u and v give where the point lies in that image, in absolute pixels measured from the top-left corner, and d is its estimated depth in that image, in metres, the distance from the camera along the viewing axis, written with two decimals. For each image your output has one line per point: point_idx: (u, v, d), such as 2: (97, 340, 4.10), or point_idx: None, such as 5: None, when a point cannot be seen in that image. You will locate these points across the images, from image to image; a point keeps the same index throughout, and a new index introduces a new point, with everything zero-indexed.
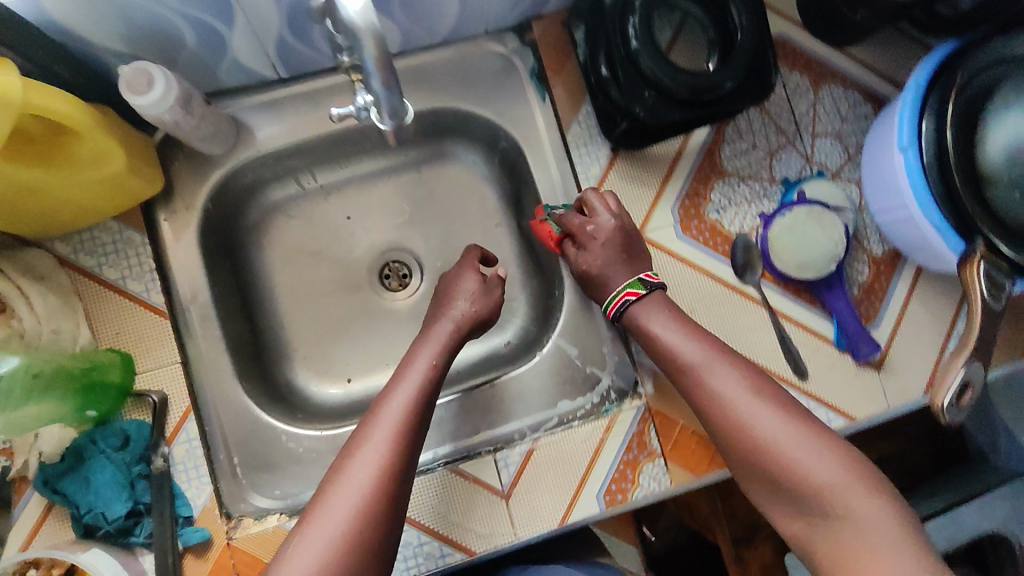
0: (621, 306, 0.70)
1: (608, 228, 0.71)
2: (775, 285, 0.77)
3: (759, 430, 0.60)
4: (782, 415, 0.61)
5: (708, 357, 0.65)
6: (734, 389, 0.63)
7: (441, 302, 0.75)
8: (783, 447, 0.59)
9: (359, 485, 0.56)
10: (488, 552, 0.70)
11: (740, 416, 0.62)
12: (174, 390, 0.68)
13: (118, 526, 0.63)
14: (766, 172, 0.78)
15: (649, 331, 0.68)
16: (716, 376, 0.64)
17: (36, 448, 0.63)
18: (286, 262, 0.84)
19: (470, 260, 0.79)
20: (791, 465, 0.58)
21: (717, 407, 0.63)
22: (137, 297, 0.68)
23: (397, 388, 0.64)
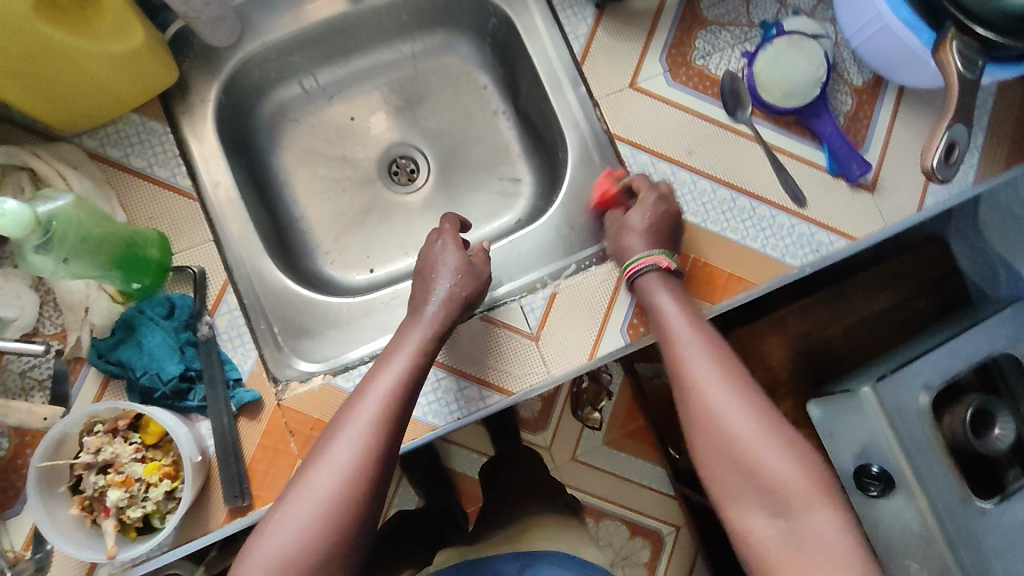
0: (640, 271, 0.71)
1: (657, 216, 0.74)
2: (765, 121, 0.80)
3: (723, 408, 0.61)
4: (750, 402, 0.62)
5: (697, 332, 0.67)
6: (689, 333, 0.67)
7: (425, 278, 0.72)
8: (718, 390, 0.62)
9: (334, 471, 0.56)
10: (524, 391, 0.74)
11: (688, 361, 0.65)
12: (211, 265, 0.71)
13: (173, 387, 0.67)
14: (745, 18, 0.82)
15: (649, 290, 0.71)
16: (688, 330, 0.67)
17: (87, 323, 0.67)
18: (299, 161, 0.89)
19: (450, 228, 0.76)
20: (717, 403, 0.62)
21: (679, 352, 0.66)
22: (164, 182, 0.71)
23: (382, 370, 0.63)
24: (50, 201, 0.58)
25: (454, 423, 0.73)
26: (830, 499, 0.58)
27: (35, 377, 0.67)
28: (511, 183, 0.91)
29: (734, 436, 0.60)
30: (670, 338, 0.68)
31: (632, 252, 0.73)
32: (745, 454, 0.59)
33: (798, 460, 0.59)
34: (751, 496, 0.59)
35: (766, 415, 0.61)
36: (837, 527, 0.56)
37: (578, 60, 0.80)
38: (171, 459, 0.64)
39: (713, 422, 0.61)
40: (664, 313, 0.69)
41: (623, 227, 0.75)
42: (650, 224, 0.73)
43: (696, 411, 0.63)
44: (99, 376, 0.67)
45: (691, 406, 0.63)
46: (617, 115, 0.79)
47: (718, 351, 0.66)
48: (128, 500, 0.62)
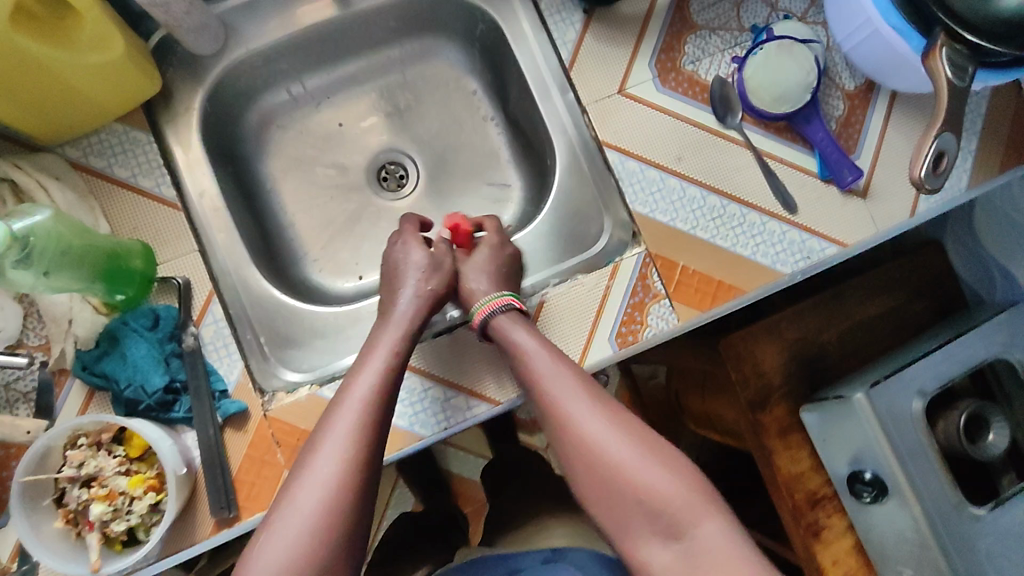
0: (494, 311, 0.70)
1: (498, 257, 0.75)
2: (756, 127, 0.80)
3: (597, 438, 0.60)
4: (621, 425, 0.61)
5: (561, 360, 0.66)
6: (551, 362, 0.65)
7: (393, 276, 0.74)
8: (592, 422, 0.60)
9: (324, 481, 0.55)
10: (512, 401, 0.74)
11: (558, 395, 0.63)
12: (196, 275, 0.70)
13: (158, 399, 0.66)
14: (735, 22, 0.81)
15: (505, 329, 0.68)
16: (550, 363, 0.64)
17: (71, 335, 0.67)
18: (288, 168, 0.89)
19: (411, 228, 0.78)
20: (589, 434, 0.60)
21: (545, 387, 0.64)
22: (148, 192, 0.71)
23: (359, 375, 0.63)
24: (28, 215, 0.57)
25: (439, 434, 0.73)
26: (720, 512, 0.57)
27: (19, 389, 0.66)
28: (501, 189, 0.91)
29: (616, 467, 0.58)
30: (528, 371, 0.65)
31: (478, 296, 0.72)
32: (621, 481, 0.58)
33: (679, 477, 0.58)
34: (643, 524, 0.57)
35: (637, 432, 0.60)
36: (732, 539, 0.55)
37: (566, 65, 0.80)
38: (156, 472, 0.63)
39: (592, 452, 0.59)
40: (520, 348, 0.67)
41: (462, 267, 0.75)
42: (491, 265, 0.74)
43: (573, 446, 0.61)
44: (84, 388, 0.67)
45: (567, 441, 0.61)
46: (605, 122, 0.78)
47: (582, 377, 0.64)
48: (112, 513, 0.61)
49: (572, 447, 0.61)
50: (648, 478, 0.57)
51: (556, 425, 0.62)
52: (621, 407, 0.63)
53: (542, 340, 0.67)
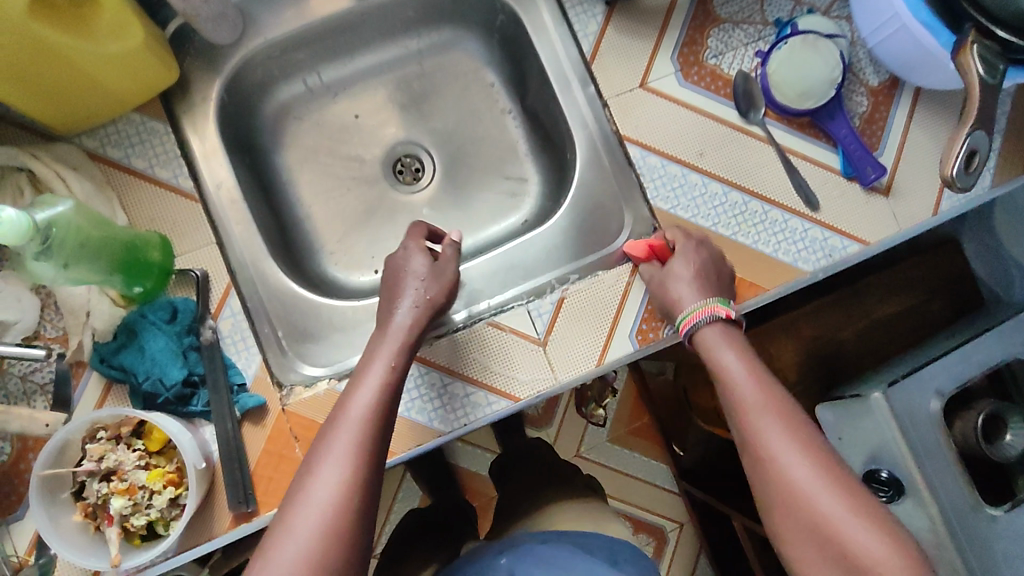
0: (698, 323, 0.69)
1: (695, 262, 0.72)
2: (779, 122, 0.79)
3: (800, 482, 0.57)
4: (830, 473, 0.58)
5: (767, 392, 0.63)
6: (764, 396, 0.63)
7: (392, 284, 0.71)
8: (797, 466, 0.58)
9: (321, 505, 0.53)
10: (532, 397, 0.74)
11: (761, 433, 0.61)
12: (213, 268, 0.70)
13: (176, 393, 0.66)
14: (759, 16, 0.80)
15: (709, 344, 0.68)
16: (759, 396, 0.62)
17: (88, 327, 0.66)
18: (303, 160, 0.88)
19: (416, 237, 0.75)
20: (794, 479, 0.58)
21: (749, 420, 0.62)
22: (165, 183, 0.70)
23: (355, 392, 0.61)
24: (50, 207, 0.57)
25: (459, 429, 0.73)
26: None
27: (37, 380, 0.66)
28: (518, 183, 0.90)
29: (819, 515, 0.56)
30: (736, 406, 0.64)
31: (682, 304, 0.71)
32: (830, 531, 0.55)
33: (881, 533, 0.55)
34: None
35: (841, 483, 0.57)
36: None
37: (587, 59, 0.79)
38: (175, 466, 0.63)
39: (794, 497, 0.57)
40: (728, 374, 0.65)
41: (663, 277, 0.72)
42: (702, 267, 0.72)
43: (775, 488, 0.59)
44: (101, 380, 0.67)
45: (770, 483, 0.59)
46: (627, 116, 0.77)
47: (791, 412, 0.62)
48: (132, 508, 0.60)
49: (777, 490, 0.59)
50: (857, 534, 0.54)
51: (754, 465, 0.61)
52: (831, 452, 0.59)
53: (755, 372, 0.65)
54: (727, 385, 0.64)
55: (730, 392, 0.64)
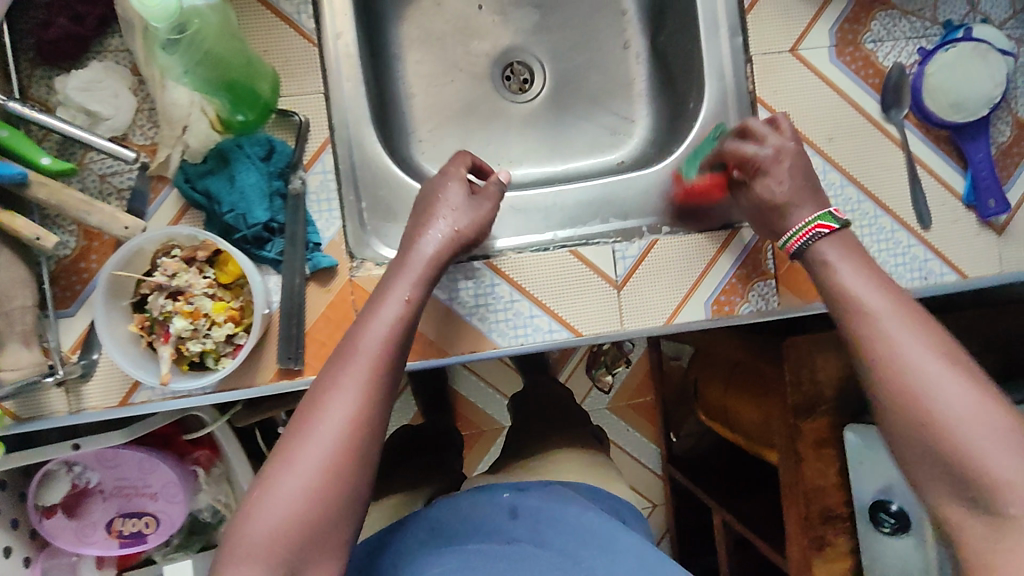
0: (809, 239, 0.59)
1: (801, 164, 0.63)
2: (917, 129, 0.75)
3: (929, 377, 0.47)
4: (957, 367, 0.47)
5: (888, 293, 0.52)
6: (909, 324, 0.50)
7: (423, 211, 0.62)
8: (928, 359, 0.48)
9: (325, 442, 0.48)
10: (593, 337, 0.73)
11: (909, 359, 0.48)
12: (315, 118, 0.67)
13: (255, 234, 0.64)
14: (930, 11, 0.75)
15: (827, 259, 0.57)
16: (886, 300, 0.52)
17: (181, 143, 0.63)
18: (414, 38, 0.84)
19: (458, 165, 0.66)
20: (949, 418, 0.46)
21: (872, 328, 0.51)
22: (285, 17, 0.66)
23: (370, 321, 0.53)
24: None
25: (516, 348, 0.72)
26: None
27: (113, 184, 0.64)
28: (624, 119, 0.86)
29: (923, 400, 0.47)
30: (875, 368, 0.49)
31: (790, 225, 0.62)
32: (950, 442, 0.45)
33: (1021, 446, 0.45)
34: (951, 487, 0.46)
35: (966, 364, 0.47)
36: None
37: (743, 6, 0.73)
38: (240, 304, 0.62)
39: (921, 395, 0.47)
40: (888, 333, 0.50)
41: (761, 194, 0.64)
42: (801, 171, 0.63)
43: (893, 394, 0.48)
44: (180, 200, 0.65)
45: (887, 378, 0.48)
46: (767, 78, 0.73)
47: (916, 307, 0.51)
48: (191, 332, 0.60)
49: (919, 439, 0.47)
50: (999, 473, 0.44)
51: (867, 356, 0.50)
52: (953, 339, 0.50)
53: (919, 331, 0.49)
54: (873, 346, 0.49)
55: (878, 345, 0.50)
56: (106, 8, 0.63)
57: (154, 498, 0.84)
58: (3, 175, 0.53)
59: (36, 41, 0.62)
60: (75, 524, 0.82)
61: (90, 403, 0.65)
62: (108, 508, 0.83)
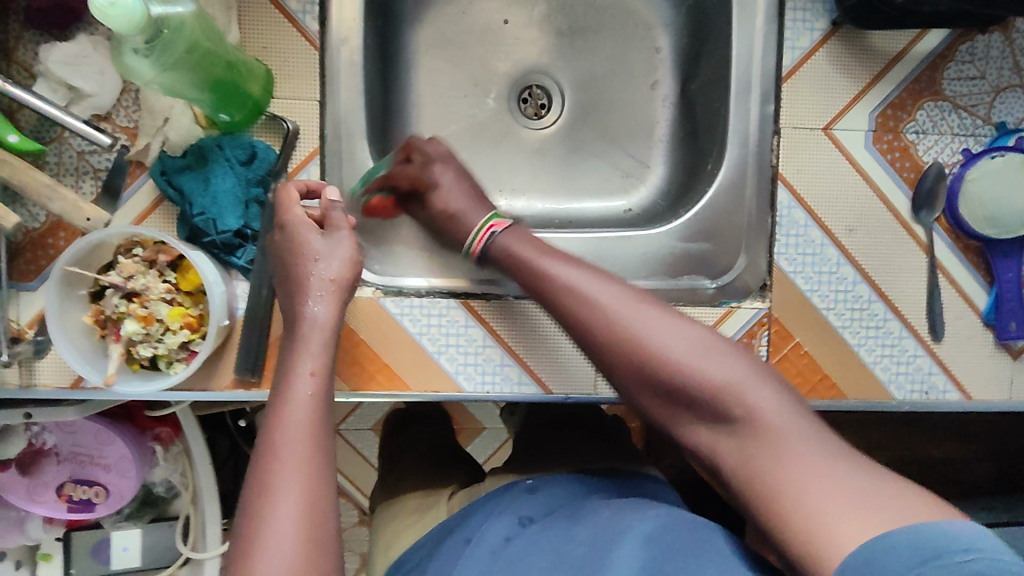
0: (489, 237, 0.65)
1: (460, 173, 0.70)
2: (947, 236, 0.69)
3: (642, 328, 0.52)
4: (672, 317, 0.53)
5: (596, 274, 0.57)
6: (614, 287, 0.55)
7: (295, 277, 0.57)
8: (630, 311, 0.53)
9: (283, 552, 0.43)
10: (563, 397, 0.69)
11: (622, 317, 0.53)
12: (308, 127, 0.64)
13: (224, 241, 0.61)
14: (985, 109, 0.69)
15: (509, 249, 0.63)
16: (582, 275, 0.56)
17: (162, 134, 0.61)
18: (433, 47, 0.79)
19: (288, 203, 0.59)
20: (674, 355, 0.50)
21: (583, 310, 0.55)
22: (291, 15, 0.63)
23: (279, 405, 0.49)
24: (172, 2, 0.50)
25: (481, 395, 0.68)
26: (777, 382, 0.49)
27: (90, 163, 0.62)
28: (640, 164, 0.81)
29: (645, 346, 0.51)
30: (636, 362, 0.52)
31: (476, 215, 0.67)
32: (683, 376, 0.49)
33: (739, 359, 0.50)
34: (700, 417, 0.49)
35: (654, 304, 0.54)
36: (787, 407, 0.47)
37: (782, 73, 0.68)
38: (199, 311, 0.60)
39: (643, 347, 0.51)
40: (618, 321, 0.53)
41: (441, 200, 0.69)
42: (461, 176, 0.70)
43: (628, 356, 0.52)
44: (155, 191, 0.63)
45: (605, 342, 0.53)
46: (793, 154, 0.68)
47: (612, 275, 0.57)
48: (143, 336, 0.58)
49: (683, 406, 0.50)
50: (765, 438, 0.45)
51: (583, 333, 0.55)
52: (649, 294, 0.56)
53: (661, 318, 0.53)
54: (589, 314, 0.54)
55: (600, 323, 0.53)
56: None
57: (107, 469, 0.82)
58: None
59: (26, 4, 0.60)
60: (28, 480, 0.81)
61: (41, 381, 0.63)
62: (61, 471, 0.82)
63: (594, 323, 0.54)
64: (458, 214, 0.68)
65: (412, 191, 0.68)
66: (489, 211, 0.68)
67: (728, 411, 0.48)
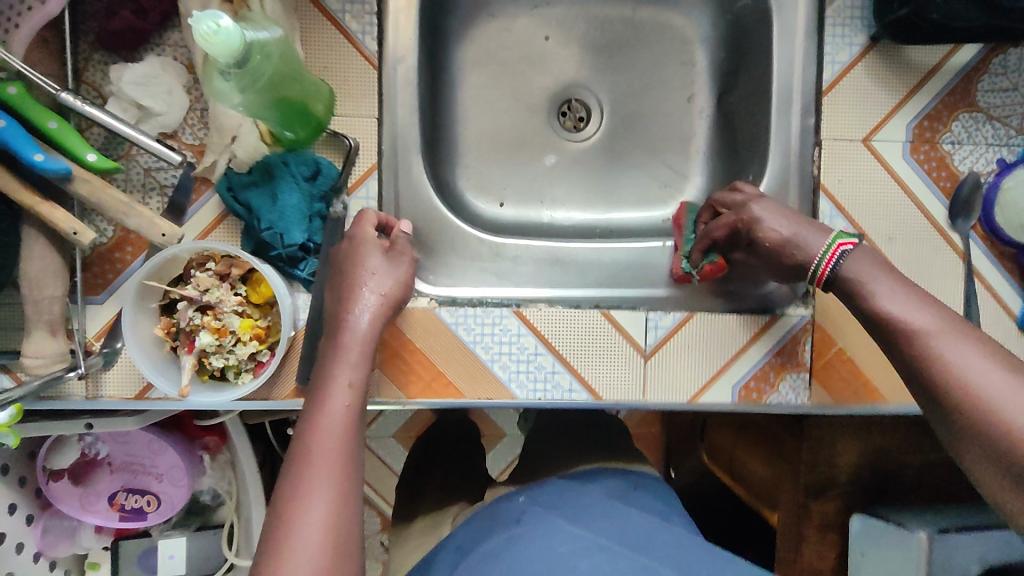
0: (836, 263, 0.56)
1: (778, 210, 0.61)
2: (982, 242, 0.71)
3: (983, 384, 0.44)
4: (1015, 369, 0.44)
5: (934, 309, 0.49)
6: (949, 329, 0.47)
7: (346, 285, 0.59)
8: (978, 366, 0.45)
9: (308, 559, 0.42)
10: (615, 403, 0.71)
11: (965, 369, 0.45)
12: (367, 142, 0.66)
13: (290, 253, 0.63)
14: (1017, 120, 0.71)
15: (857, 284, 0.54)
16: (936, 319, 0.48)
17: (230, 151, 0.62)
18: (477, 63, 0.82)
19: (364, 224, 0.62)
20: (1013, 419, 0.42)
21: (924, 350, 0.47)
22: (352, 36, 0.65)
23: (314, 413, 0.49)
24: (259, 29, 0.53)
25: (533, 402, 0.70)
26: None
27: (157, 179, 0.64)
28: (679, 174, 0.83)
29: (987, 405, 0.43)
30: (959, 408, 0.45)
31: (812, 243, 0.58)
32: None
33: None
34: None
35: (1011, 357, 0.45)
36: None
37: (822, 86, 0.71)
38: (266, 323, 0.62)
39: (981, 405, 0.44)
40: (962, 377, 0.45)
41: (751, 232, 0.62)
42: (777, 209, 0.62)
43: (970, 415, 0.44)
44: (220, 206, 0.65)
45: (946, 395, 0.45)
46: (833, 165, 0.71)
47: (966, 322, 0.48)
48: (215, 348, 0.60)
49: (1001, 462, 0.43)
50: None
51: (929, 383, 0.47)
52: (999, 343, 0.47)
53: (1016, 376, 0.44)
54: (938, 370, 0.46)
55: (957, 382, 0.45)
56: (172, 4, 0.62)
57: (158, 478, 0.84)
58: (48, 169, 0.52)
59: (97, 26, 0.62)
60: (81, 490, 0.83)
61: (108, 393, 0.65)
62: (113, 481, 0.84)
63: (956, 387, 0.45)
64: (790, 240, 0.60)
65: (754, 232, 0.62)
66: (831, 232, 0.59)
67: None
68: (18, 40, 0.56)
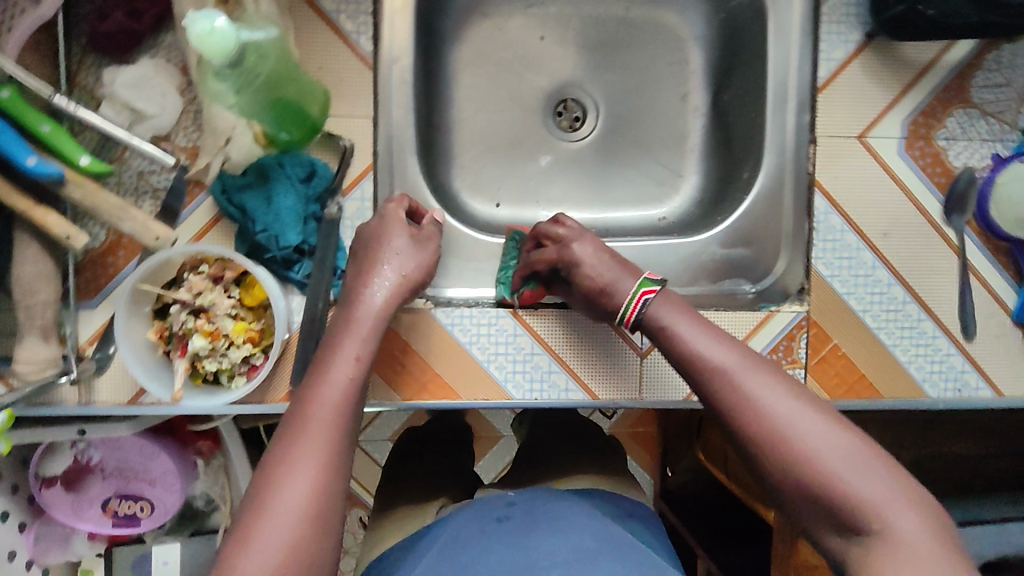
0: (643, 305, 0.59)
1: (586, 245, 0.65)
2: (977, 237, 0.71)
3: (777, 416, 0.47)
4: (812, 406, 0.48)
5: (734, 346, 0.53)
6: (747, 364, 0.51)
7: (365, 260, 0.60)
8: (777, 400, 0.48)
9: (286, 522, 0.42)
10: (611, 403, 0.71)
11: (752, 394, 0.49)
12: (362, 143, 0.66)
13: (285, 256, 0.63)
14: (1011, 115, 0.71)
15: (662, 322, 0.57)
16: (735, 354, 0.52)
17: (223, 153, 0.62)
18: (472, 63, 0.81)
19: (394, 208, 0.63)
20: (809, 452, 0.45)
21: (721, 381, 0.51)
22: (347, 37, 0.65)
23: (313, 382, 0.49)
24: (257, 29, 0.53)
25: (529, 402, 0.70)
26: (922, 506, 0.44)
27: (150, 182, 0.63)
28: (674, 172, 0.83)
29: (781, 435, 0.47)
30: (759, 439, 0.47)
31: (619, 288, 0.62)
32: (820, 479, 0.45)
33: (886, 473, 0.45)
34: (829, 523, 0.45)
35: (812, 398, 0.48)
36: (935, 542, 0.42)
37: (817, 83, 0.71)
38: (260, 326, 0.62)
39: (780, 438, 0.47)
40: (774, 418, 0.47)
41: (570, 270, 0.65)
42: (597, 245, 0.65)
43: (765, 448, 0.47)
44: (213, 209, 0.64)
45: (744, 430, 0.49)
46: (829, 162, 0.71)
47: (761, 358, 0.52)
48: (208, 351, 0.59)
49: (809, 498, 0.46)
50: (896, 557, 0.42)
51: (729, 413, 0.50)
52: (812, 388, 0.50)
53: (807, 409, 0.47)
54: (742, 405, 0.49)
55: (749, 412, 0.48)
56: (164, 6, 0.61)
57: (152, 484, 0.83)
58: (43, 174, 0.52)
59: (89, 29, 0.61)
60: (73, 497, 0.82)
61: (100, 398, 0.64)
62: (106, 487, 0.83)
63: (754, 419, 0.48)
64: (607, 286, 0.62)
65: (573, 272, 0.64)
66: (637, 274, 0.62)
67: (859, 525, 0.44)
68: (10, 43, 0.56)
